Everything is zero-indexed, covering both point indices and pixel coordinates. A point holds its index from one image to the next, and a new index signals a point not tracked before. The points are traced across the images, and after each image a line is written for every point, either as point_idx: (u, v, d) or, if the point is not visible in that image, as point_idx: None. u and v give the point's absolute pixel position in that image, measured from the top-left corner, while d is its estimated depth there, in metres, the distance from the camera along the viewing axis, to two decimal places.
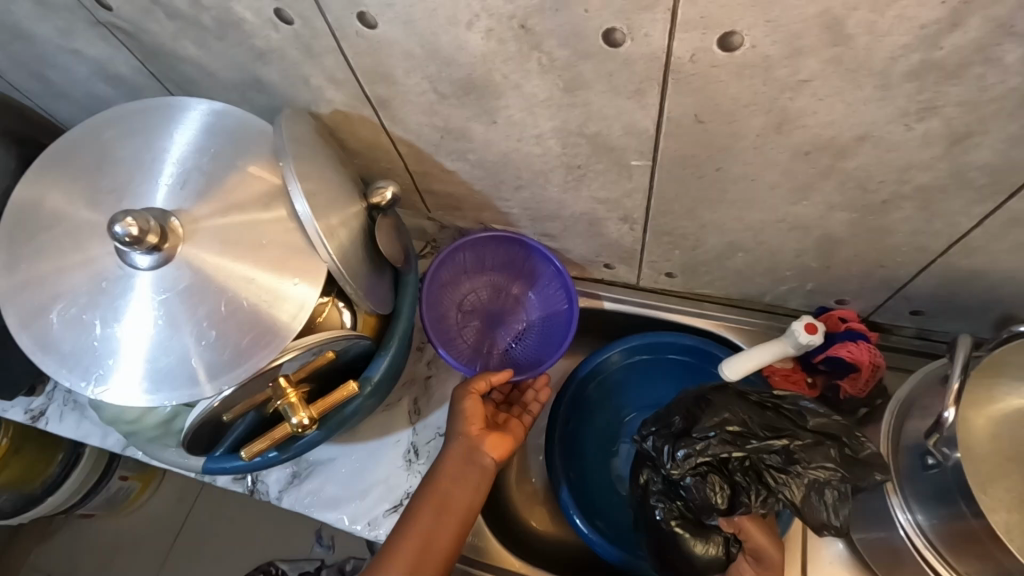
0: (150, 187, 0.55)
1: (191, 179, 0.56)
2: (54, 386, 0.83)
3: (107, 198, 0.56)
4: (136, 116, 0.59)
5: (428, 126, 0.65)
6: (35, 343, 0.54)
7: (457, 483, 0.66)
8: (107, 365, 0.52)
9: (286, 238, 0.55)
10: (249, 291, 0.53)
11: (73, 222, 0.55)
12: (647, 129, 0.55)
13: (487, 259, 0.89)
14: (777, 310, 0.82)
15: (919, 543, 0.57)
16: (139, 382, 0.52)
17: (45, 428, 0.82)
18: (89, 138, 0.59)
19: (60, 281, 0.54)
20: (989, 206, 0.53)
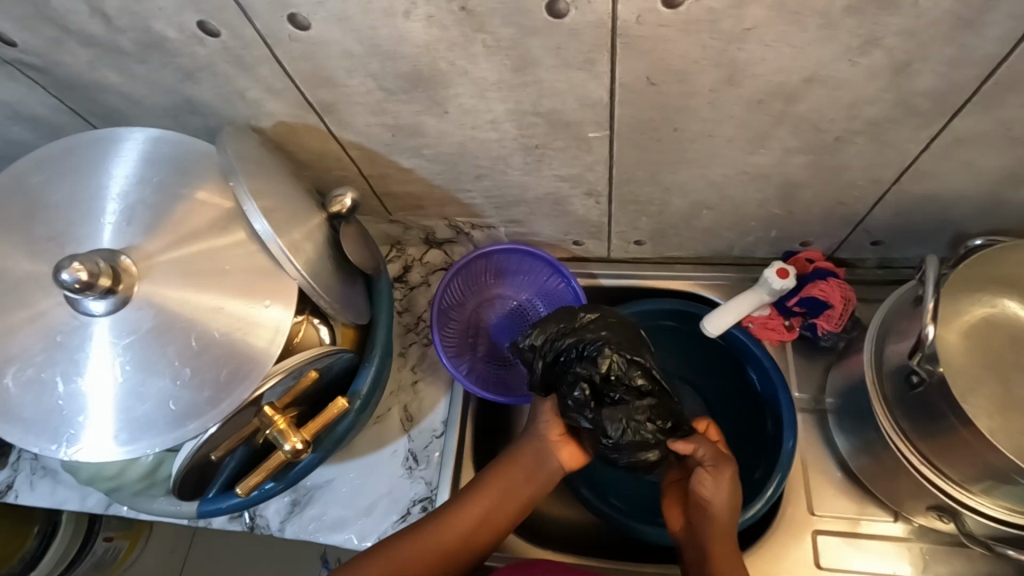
0: (92, 228, 0.52)
1: (136, 213, 0.52)
2: (18, 455, 0.78)
3: (47, 247, 0.52)
4: (66, 156, 0.55)
5: (377, 126, 0.63)
6: None
7: (518, 472, 0.67)
8: (77, 422, 0.49)
9: (250, 260, 0.53)
10: (219, 322, 0.51)
11: (13, 278, 0.51)
12: (601, 98, 0.55)
13: (482, 276, 0.88)
14: (747, 261, 0.84)
15: (915, 460, 0.59)
16: (113, 436, 0.49)
17: (15, 501, 0.77)
18: (15, 186, 0.55)
19: (9, 342, 0.50)
20: (935, 130, 0.55)
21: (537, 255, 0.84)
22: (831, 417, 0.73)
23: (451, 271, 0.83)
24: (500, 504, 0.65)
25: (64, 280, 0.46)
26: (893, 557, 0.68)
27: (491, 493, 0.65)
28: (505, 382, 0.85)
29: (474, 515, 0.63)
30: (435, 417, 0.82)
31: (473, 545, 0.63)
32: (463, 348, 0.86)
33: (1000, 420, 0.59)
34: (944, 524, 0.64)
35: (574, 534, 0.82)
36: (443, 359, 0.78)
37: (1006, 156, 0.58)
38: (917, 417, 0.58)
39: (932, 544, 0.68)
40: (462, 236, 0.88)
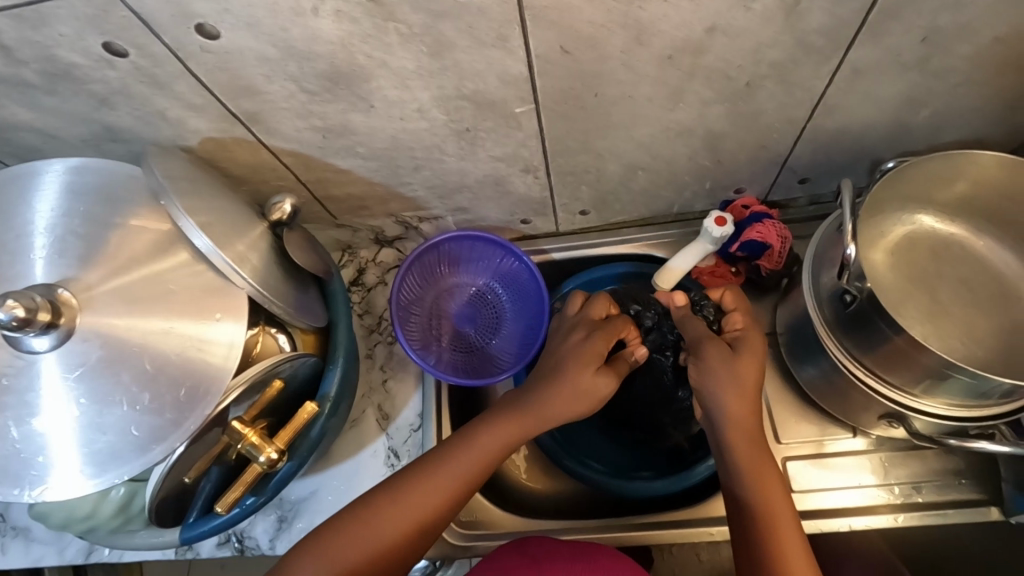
0: (24, 267, 0.51)
1: (68, 246, 0.51)
2: None
3: None
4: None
5: (307, 130, 0.63)
6: None
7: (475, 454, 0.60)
8: (39, 463, 0.48)
9: (196, 279, 0.53)
10: (172, 342, 0.50)
11: None
12: (520, 73, 0.57)
13: (435, 266, 0.89)
14: (688, 216, 0.87)
15: (861, 374, 0.64)
16: (77, 470, 0.48)
17: None
18: None
19: None
20: (834, 64, 0.59)
21: (487, 237, 0.85)
22: (783, 350, 0.77)
23: (406, 266, 0.83)
24: (490, 459, 0.61)
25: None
26: (856, 470, 0.73)
27: (494, 435, 0.61)
28: (476, 368, 0.86)
29: (468, 460, 0.60)
30: (409, 411, 0.83)
31: (423, 525, 0.58)
32: (427, 341, 0.87)
33: (931, 326, 0.64)
34: (897, 431, 0.68)
35: (561, 504, 0.84)
36: (410, 354, 0.79)
37: (903, 81, 0.62)
38: (856, 335, 0.62)
39: (890, 450, 0.73)
40: (411, 231, 0.88)
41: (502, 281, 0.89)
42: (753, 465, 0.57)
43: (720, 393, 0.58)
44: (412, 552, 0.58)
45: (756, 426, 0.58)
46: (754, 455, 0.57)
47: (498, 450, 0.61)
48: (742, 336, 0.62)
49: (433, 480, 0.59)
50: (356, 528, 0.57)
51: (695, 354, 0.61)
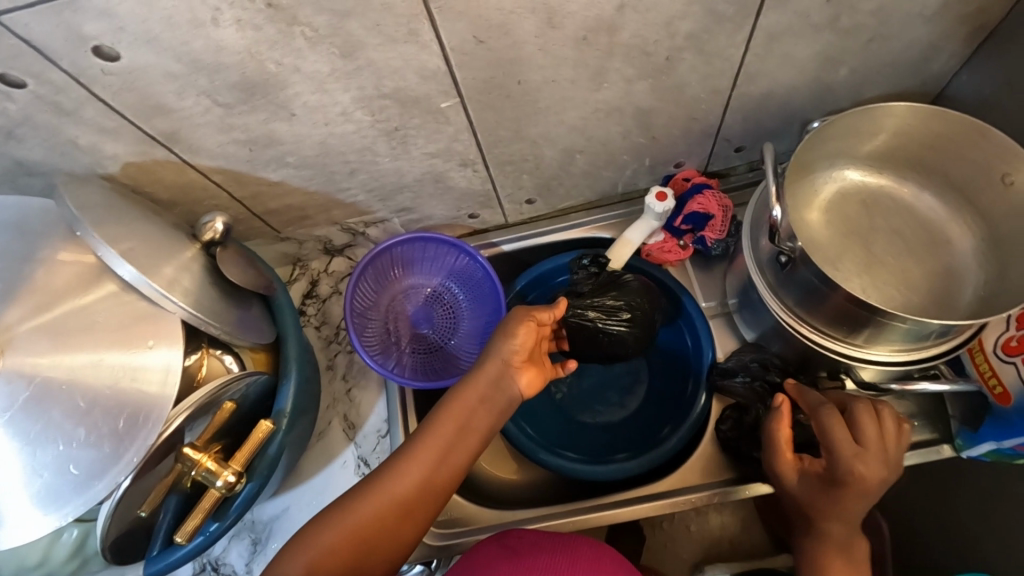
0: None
1: None
2: None
3: None
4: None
5: (230, 145, 0.62)
6: None
7: (446, 431, 0.59)
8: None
9: (123, 309, 0.51)
10: (104, 375, 0.49)
11: None
12: (438, 66, 0.56)
13: (387, 269, 0.87)
14: (634, 195, 0.88)
15: (806, 331, 0.65)
16: (16, 516, 0.47)
17: None
18: None
19: None
20: (749, 31, 0.60)
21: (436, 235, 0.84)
22: (736, 316, 0.78)
23: (356, 272, 0.82)
24: (451, 445, 0.59)
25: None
26: None
27: (448, 419, 0.59)
28: (438, 368, 0.86)
29: (429, 450, 0.58)
30: (376, 417, 0.83)
31: (404, 509, 0.56)
32: (386, 347, 0.86)
33: (868, 277, 0.66)
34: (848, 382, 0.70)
35: (534, 493, 0.84)
36: (369, 360, 0.78)
37: (817, 42, 0.63)
38: (797, 293, 0.63)
39: None
40: (360, 238, 0.87)
41: (456, 279, 0.89)
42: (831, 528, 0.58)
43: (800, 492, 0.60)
44: (401, 534, 0.56)
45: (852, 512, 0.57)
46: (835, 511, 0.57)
47: (455, 434, 0.59)
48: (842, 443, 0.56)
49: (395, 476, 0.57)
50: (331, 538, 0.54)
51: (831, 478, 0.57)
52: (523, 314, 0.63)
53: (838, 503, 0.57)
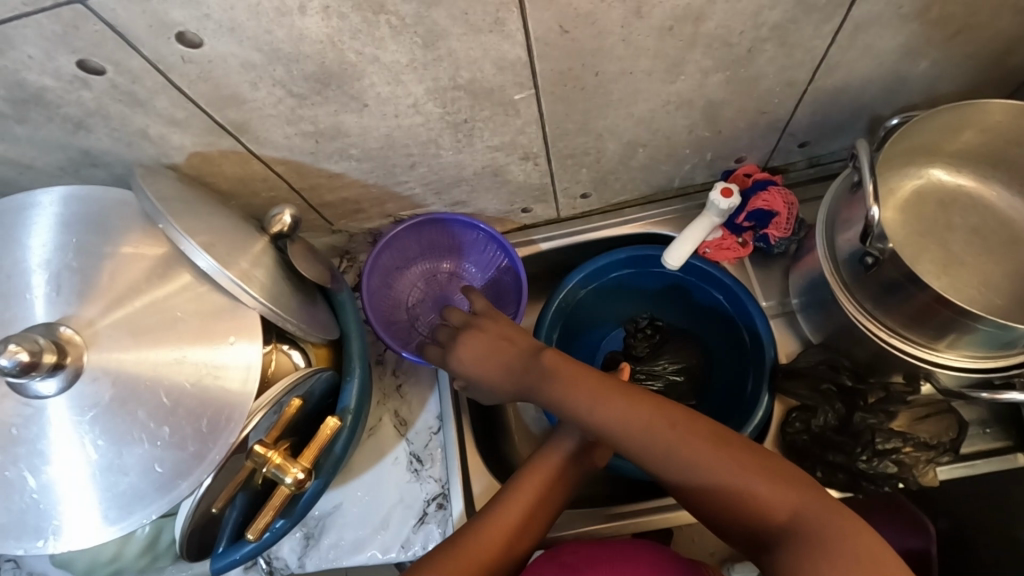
0: (21, 309, 0.48)
1: (66, 282, 0.49)
2: None
3: None
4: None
5: (297, 136, 0.61)
6: None
7: (528, 489, 0.61)
8: (59, 512, 0.46)
9: (201, 302, 0.50)
10: (186, 372, 0.48)
11: None
12: (517, 57, 0.54)
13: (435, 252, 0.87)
14: (689, 190, 0.87)
15: (884, 334, 0.63)
16: (102, 515, 0.46)
17: None
18: None
19: None
20: (836, 22, 0.58)
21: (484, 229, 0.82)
22: (800, 316, 0.78)
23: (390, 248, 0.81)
24: (518, 530, 0.59)
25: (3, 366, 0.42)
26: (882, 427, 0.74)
27: (524, 492, 0.60)
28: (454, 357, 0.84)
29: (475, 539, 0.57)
30: (428, 413, 0.83)
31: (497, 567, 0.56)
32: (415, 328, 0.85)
33: (947, 279, 0.64)
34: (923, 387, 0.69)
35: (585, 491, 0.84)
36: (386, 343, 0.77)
37: (902, 34, 0.61)
38: (876, 293, 0.62)
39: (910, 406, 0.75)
40: None
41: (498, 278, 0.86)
42: (712, 485, 0.50)
43: (564, 400, 0.56)
44: None
45: (668, 408, 0.53)
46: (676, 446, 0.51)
47: (523, 516, 0.59)
48: (553, 361, 0.58)
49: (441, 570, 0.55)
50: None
51: (540, 365, 0.59)
52: (475, 333, 0.65)
53: (583, 391, 0.55)
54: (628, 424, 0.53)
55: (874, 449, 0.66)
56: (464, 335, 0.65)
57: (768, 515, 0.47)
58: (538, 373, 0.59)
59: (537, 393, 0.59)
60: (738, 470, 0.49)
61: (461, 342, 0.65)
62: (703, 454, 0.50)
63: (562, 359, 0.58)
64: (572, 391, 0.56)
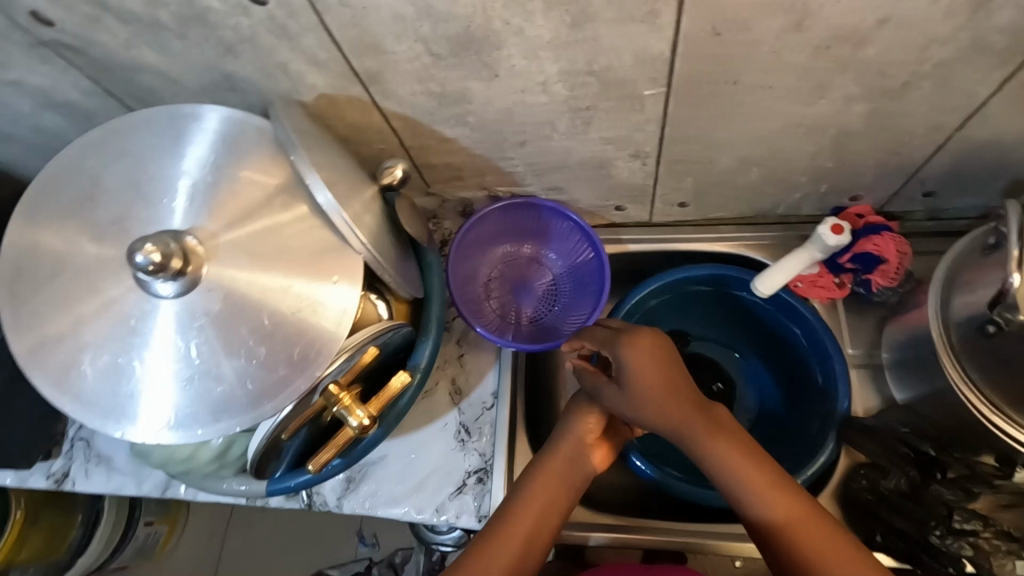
0: (151, 211, 0.50)
1: (197, 193, 0.51)
2: (72, 446, 0.88)
3: (112, 231, 0.50)
4: (111, 145, 0.53)
5: (423, 95, 0.62)
6: (69, 402, 0.49)
7: (553, 481, 0.62)
8: (155, 406, 0.49)
9: (313, 237, 0.52)
10: (289, 302, 0.50)
11: (80, 263, 0.50)
12: (660, 52, 0.53)
13: (520, 231, 0.86)
14: (792, 219, 0.83)
15: (986, 411, 0.58)
16: (193, 419, 0.49)
17: (72, 488, 0.86)
18: (67, 172, 0.53)
19: (80, 333, 0.49)
20: (1009, 70, 0.54)
21: (576, 221, 0.81)
22: (888, 372, 0.74)
23: (479, 218, 0.81)
24: (544, 518, 0.60)
25: (137, 263, 0.45)
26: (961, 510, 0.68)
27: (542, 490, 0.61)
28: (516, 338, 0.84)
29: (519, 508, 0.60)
30: (483, 388, 0.83)
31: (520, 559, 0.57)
32: (483, 301, 0.85)
33: None
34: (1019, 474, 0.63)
35: (623, 497, 0.84)
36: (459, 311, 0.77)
37: None
38: (990, 363, 0.57)
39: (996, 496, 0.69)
40: None
41: (578, 273, 0.86)
42: (803, 552, 0.51)
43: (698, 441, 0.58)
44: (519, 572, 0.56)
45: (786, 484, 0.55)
46: (784, 508, 0.53)
47: (547, 503, 0.60)
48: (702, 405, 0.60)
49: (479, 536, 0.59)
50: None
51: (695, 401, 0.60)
52: (645, 340, 0.61)
53: (719, 446, 0.57)
54: (711, 451, 0.57)
55: (951, 526, 0.61)
56: (625, 340, 0.61)
57: (828, 571, 0.49)
58: (683, 405, 0.59)
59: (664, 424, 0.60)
60: (837, 551, 0.50)
61: (627, 348, 0.61)
62: (776, 495, 0.54)
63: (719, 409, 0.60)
64: (707, 438, 0.58)
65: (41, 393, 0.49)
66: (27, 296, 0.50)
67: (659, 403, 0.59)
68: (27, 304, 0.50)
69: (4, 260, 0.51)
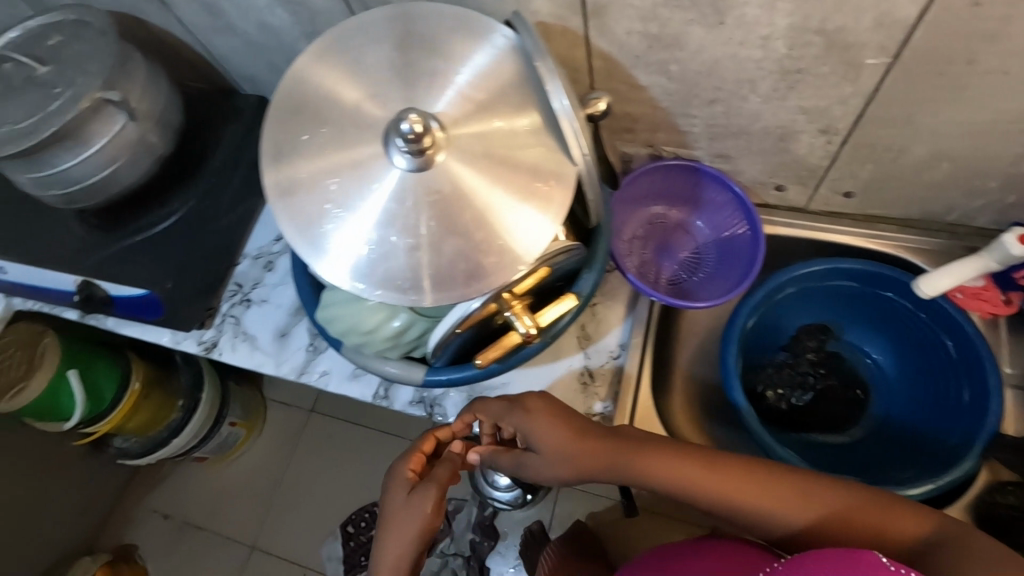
0: (406, 92, 0.56)
1: (447, 83, 0.57)
2: (222, 320, 0.97)
3: (370, 104, 0.57)
4: (379, 33, 0.60)
5: (637, 35, 0.64)
6: (306, 243, 0.56)
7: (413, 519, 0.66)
8: (378, 263, 0.54)
9: (539, 141, 0.56)
10: (509, 196, 0.55)
11: (340, 126, 0.57)
12: (905, 16, 0.54)
13: (675, 195, 0.88)
14: (961, 229, 0.80)
15: None
16: (410, 280, 0.54)
17: (218, 357, 0.95)
18: (338, 49, 0.60)
19: (330, 186, 0.56)
20: None
21: (736, 191, 0.82)
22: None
23: (642, 170, 0.83)
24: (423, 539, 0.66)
25: (401, 130, 0.53)
26: None
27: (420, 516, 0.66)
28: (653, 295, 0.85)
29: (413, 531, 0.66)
30: (613, 339, 0.85)
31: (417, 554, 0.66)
32: (626, 253, 0.87)
33: None
34: None
35: None
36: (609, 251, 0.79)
37: None
38: None
39: None
40: None
41: (725, 246, 0.86)
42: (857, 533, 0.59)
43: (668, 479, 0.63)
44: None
45: (792, 481, 0.61)
46: (814, 497, 0.60)
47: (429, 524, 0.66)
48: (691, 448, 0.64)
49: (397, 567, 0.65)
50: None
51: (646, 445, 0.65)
52: (521, 411, 0.68)
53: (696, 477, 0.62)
54: (701, 483, 0.62)
55: None
56: (522, 411, 0.68)
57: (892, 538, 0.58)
58: (653, 451, 0.64)
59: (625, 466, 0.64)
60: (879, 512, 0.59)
61: (534, 420, 0.67)
62: (776, 494, 0.60)
63: (663, 447, 0.64)
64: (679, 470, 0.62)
65: (284, 231, 0.56)
66: (287, 144, 0.58)
67: (562, 437, 0.66)
68: (287, 151, 0.58)
69: (276, 112, 0.59)
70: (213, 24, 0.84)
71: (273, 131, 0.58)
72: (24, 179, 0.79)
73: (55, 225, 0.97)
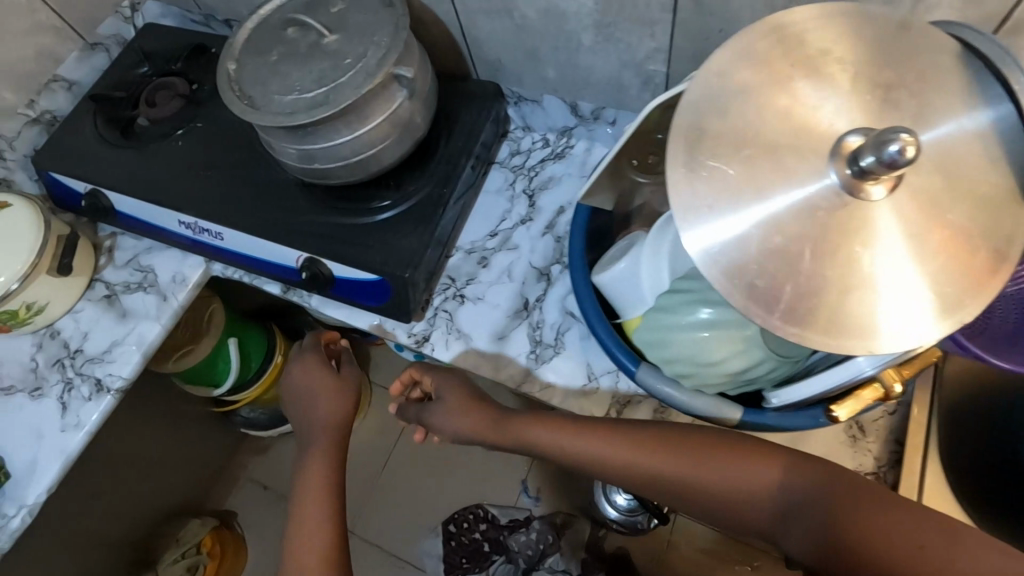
0: (845, 95, 0.45)
1: (889, 88, 0.46)
2: (436, 314, 0.92)
3: (803, 110, 0.45)
4: (811, 22, 0.48)
5: None
6: (724, 279, 0.46)
7: (313, 424, 0.86)
8: (815, 307, 0.45)
9: (995, 165, 0.46)
10: (961, 231, 0.46)
11: (766, 138, 0.46)
12: None
13: None
14: None
15: None
16: (850, 328, 0.45)
17: (429, 353, 0.90)
18: (747, 42, 0.47)
19: (754, 210, 0.46)
20: None
21: None
22: None
23: None
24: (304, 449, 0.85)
25: (883, 152, 0.40)
26: None
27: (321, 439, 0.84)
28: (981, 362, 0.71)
29: (319, 457, 0.83)
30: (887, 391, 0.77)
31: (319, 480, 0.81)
32: None
33: None
34: None
35: None
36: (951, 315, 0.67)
37: None
38: None
39: None
40: None
41: None
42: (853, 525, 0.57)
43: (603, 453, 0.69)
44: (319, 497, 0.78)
45: (703, 456, 0.65)
46: (820, 500, 0.59)
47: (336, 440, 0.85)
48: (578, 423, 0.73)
49: (307, 480, 0.80)
50: (295, 551, 0.74)
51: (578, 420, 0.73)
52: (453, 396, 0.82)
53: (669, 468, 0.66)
54: (655, 463, 0.67)
55: None
56: (446, 405, 0.81)
57: (872, 526, 0.56)
58: (601, 426, 0.71)
59: (619, 464, 0.69)
60: (875, 523, 0.56)
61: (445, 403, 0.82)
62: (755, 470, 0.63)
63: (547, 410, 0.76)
64: (590, 443, 0.70)
65: (698, 264, 0.46)
66: (709, 167, 0.46)
67: (631, 452, 0.68)
68: (708, 175, 0.46)
69: (678, 120, 0.47)
70: (492, 4, 0.80)
71: (687, 150, 0.47)
72: (291, 149, 0.75)
73: (275, 194, 0.94)
